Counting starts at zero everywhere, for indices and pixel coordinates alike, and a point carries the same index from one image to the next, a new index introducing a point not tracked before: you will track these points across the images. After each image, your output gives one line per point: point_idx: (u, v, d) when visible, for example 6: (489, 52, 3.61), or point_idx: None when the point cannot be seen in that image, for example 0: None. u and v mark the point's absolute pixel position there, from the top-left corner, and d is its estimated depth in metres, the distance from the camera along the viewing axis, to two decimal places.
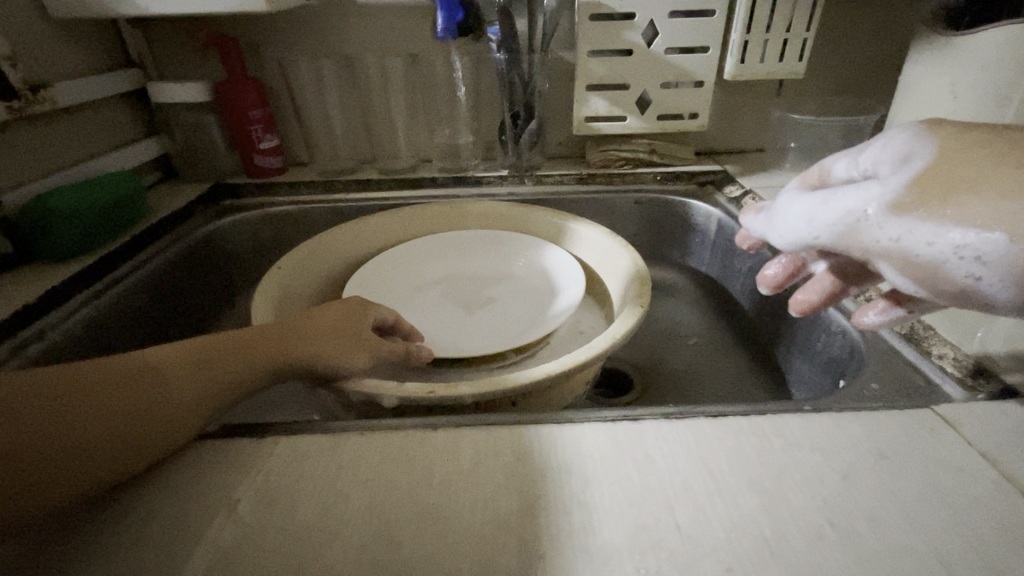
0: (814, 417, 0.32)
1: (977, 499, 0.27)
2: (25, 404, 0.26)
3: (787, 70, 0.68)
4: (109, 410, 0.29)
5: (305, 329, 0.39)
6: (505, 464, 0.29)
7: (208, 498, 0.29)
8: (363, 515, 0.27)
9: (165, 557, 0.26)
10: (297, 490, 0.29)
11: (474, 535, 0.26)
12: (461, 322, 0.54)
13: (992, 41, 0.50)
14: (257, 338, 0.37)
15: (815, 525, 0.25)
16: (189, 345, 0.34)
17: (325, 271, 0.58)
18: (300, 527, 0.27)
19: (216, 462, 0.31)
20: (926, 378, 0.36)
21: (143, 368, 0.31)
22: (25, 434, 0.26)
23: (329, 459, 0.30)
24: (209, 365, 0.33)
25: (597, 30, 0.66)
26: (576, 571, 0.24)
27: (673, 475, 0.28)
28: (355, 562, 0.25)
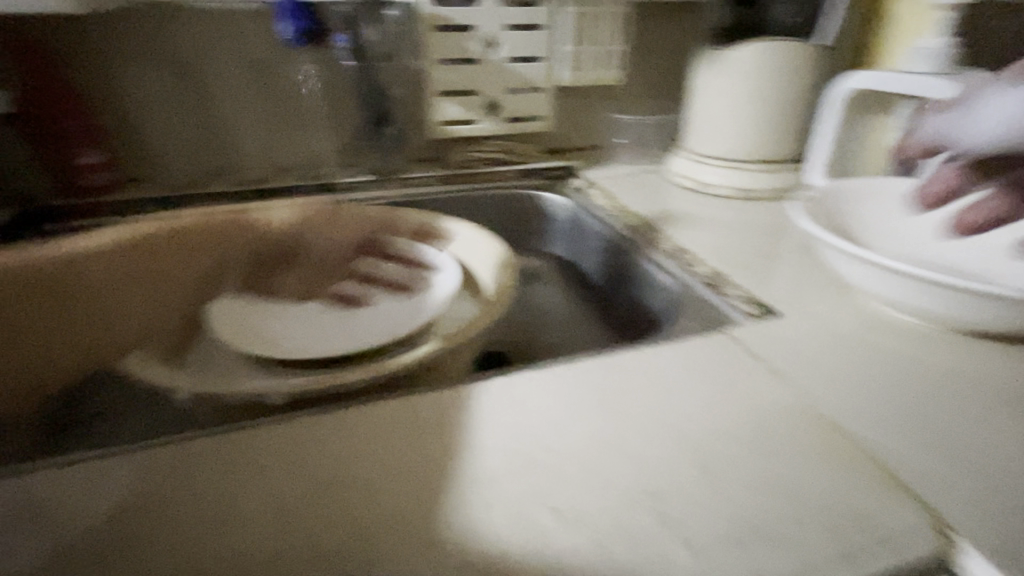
0: (644, 350, 0.40)
1: (755, 388, 0.36)
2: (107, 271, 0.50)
3: (608, 77, 0.79)
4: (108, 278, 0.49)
5: (319, 232, 0.63)
6: (396, 427, 0.33)
7: (85, 513, 0.27)
8: (266, 495, 0.29)
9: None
10: (190, 485, 0.29)
11: (375, 488, 0.29)
12: (339, 322, 0.55)
13: (749, 54, 0.65)
14: (243, 231, 0.60)
15: (647, 426, 0.33)
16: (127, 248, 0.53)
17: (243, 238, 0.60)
18: (200, 517, 0.27)
19: (81, 482, 0.29)
20: (724, 314, 0.46)
21: (122, 259, 0.51)
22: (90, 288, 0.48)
23: (220, 454, 0.31)
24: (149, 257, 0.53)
25: (440, 39, 0.72)
26: (468, 497, 0.28)
27: (539, 410, 0.34)
28: (264, 534, 0.26)
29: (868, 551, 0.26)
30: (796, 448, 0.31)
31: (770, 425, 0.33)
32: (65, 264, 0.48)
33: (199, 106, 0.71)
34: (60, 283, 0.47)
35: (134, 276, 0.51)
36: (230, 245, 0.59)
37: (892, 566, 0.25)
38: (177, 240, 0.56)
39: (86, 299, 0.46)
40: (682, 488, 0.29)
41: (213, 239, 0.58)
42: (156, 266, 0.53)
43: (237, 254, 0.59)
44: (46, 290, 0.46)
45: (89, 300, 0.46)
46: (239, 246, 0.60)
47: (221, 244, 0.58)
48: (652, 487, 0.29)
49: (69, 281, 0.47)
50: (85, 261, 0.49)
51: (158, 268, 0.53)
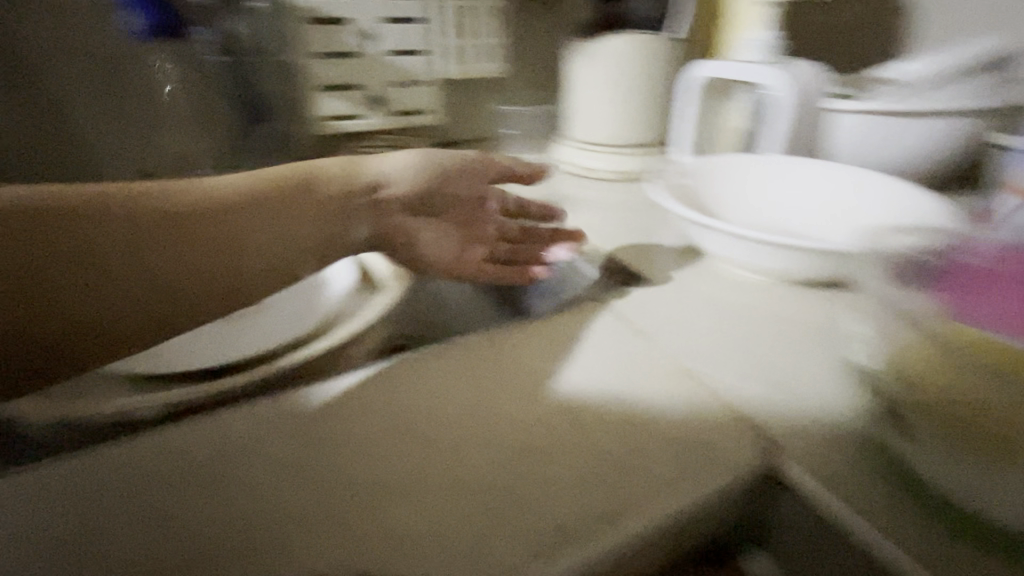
0: (525, 326, 0.42)
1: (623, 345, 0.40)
2: (139, 234, 0.39)
3: (489, 70, 0.81)
4: (137, 254, 0.39)
5: (434, 188, 0.57)
6: (279, 424, 0.33)
7: None
8: (137, 504, 0.28)
9: None
10: (48, 508, 0.27)
11: (257, 483, 0.29)
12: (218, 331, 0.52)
13: (613, 45, 0.70)
14: (315, 195, 0.49)
15: (525, 391, 0.36)
16: (168, 207, 0.41)
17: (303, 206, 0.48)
18: (60, 539, 0.26)
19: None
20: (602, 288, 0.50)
21: (163, 221, 0.40)
22: (123, 267, 0.38)
23: (82, 472, 0.29)
24: (194, 226, 0.41)
25: (314, 33, 0.70)
26: (352, 478, 0.29)
27: (424, 390, 0.36)
28: (136, 544, 0.26)
29: (710, 471, 0.29)
30: (656, 395, 0.35)
31: (633, 377, 0.37)
32: (73, 212, 0.38)
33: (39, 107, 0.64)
34: (59, 237, 0.36)
35: (157, 247, 0.39)
36: (307, 214, 0.48)
37: (725, 481, 0.29)
38: (277, 200, 0.46)
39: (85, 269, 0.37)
40: (552, 444, 0.31)
41: (330, 195, 0.49)
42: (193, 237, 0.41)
43: (307, 218, 0.48)
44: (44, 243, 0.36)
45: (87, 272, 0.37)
46: (335, 203, 0.49)
47: (319, 204, 0.49)
48: (525, 446, 0.31)
49: (67, 233, 0.37)
50: (109, 210, 0.39)
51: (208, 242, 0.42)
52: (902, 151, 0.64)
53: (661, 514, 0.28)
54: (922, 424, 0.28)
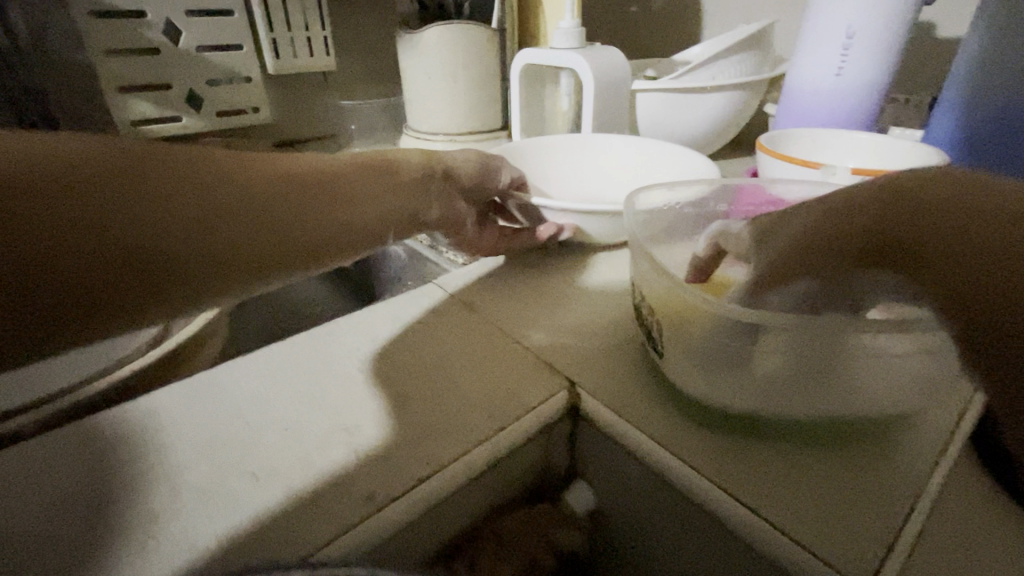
0: (358, 312, 0.42)
1: (452, 318, 0.41)
2: (214, 203, 0.29)
3: (321, 64, 0.77)
4: (206, 222, 0.28)
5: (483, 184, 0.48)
6: (73, 457, 0.31)
7: None
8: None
9: None
10: None
11: (43, 522, 0.27)
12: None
13: (436, 34, 0.71)
14: (391, 176, 0.41)
15: (350, 375, 0.36)
16: (246, 173, 0.31)
17: (383, 190, 0.40)
18: None
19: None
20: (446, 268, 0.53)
21: (246, 190, 0.31)
22: (194, 238, 0.28)
23: None
24: (271, 197, 0.32)
25: (106, 28, 0.62)
26: (155, 495, 0.28)
27: (243, 392, 0.35)
28: None
29: (521, 423, 0.32)
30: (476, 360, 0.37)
31: (455, 347, 0.38)
32: (118, 155, 0.27)
33: None
34: (95, 179, 0.25)
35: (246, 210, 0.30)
36: (384, 196, 0.39)
37: (529, 426, 0.32)
38: (361, 178, 0.38)
39: (132, 225, 0.25)
40: (369, 422, 0.32)
41: (401, 177, 0.41)
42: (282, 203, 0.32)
43: (390, 195, 0.40)
44: (105, 178, 0.25)
45: (133, 229, 0.25)
46: (421, 183, 0.42)
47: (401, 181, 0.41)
48: (342, 430, 0.32)
49: (134, 185, 0.26)
50: (173, 155, 0.29)
51: (297, 211, 0.33)
52: (698, 121, 0.73)
53: (467, 465, 0.30)
54: (679, 348, 0.33)
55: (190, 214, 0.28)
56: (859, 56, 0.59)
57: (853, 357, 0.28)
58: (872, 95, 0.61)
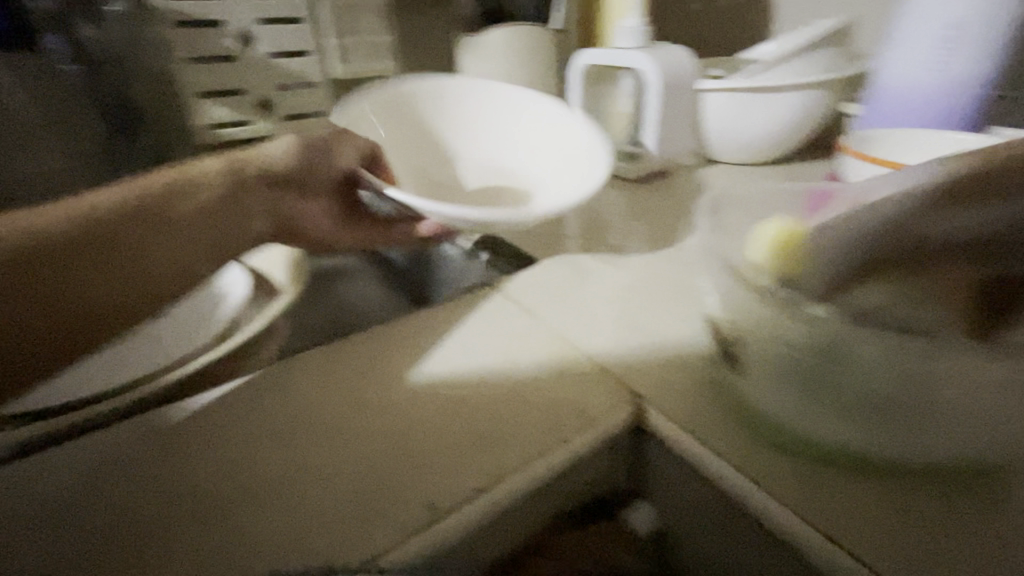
0: (418, 315, 0.43)
1: (509, 323, 0.41)
2: (92, 254, 0.39)
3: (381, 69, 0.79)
4: (104, 271, 0.39)
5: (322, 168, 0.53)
6: (151, 454, 0.32)
7: None
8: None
9: None
10: None
11: (132, 515, 0.28)
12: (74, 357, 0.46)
13: (498, 36, 0.71)
14: (250, 187, 0.49)
15: (409, 378, 0.36)
16: (107, 221, 0.40)
17: (252, 201, 0.49)
18: None
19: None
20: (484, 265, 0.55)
21: (114, 235, 0.40)
22: (90, 290, 0.37)
23: None
24: (139, 235, 0.41)
25: (187, 36, 0.66)
26: (232, 493, 0.29)
27: (307, 392, 0.35)
28: None
29: (584, 434, 0.31)
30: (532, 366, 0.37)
31: (510, 349, 0.38)
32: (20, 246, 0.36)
33: None
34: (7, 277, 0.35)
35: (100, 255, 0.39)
36: (243, 210, 0.48)
37: (594, 438, 0.31)
38: (228, 199, 0.47)
39: (35, 304, 0.35)
40: (431, 424, 0.32)
41: (249, 184, 0.49)
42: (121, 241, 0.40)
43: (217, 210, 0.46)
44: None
45: (39, 308, 0.35)
46: (275, 189, 0.50)
47: (223, 189, 0.47)
48: (403, 432, 0.32)
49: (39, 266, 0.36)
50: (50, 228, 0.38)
51: (142, 243, 0.41)
52: (771, 122, 0.69)
53: (533, 477, 0.29)
54: (756, 362, 0.31)
55: (89, 273, 0.38)
56: (938, 52, 0.55)
57: (966, 380, 0.26)
58: (967, 89, 0.56)
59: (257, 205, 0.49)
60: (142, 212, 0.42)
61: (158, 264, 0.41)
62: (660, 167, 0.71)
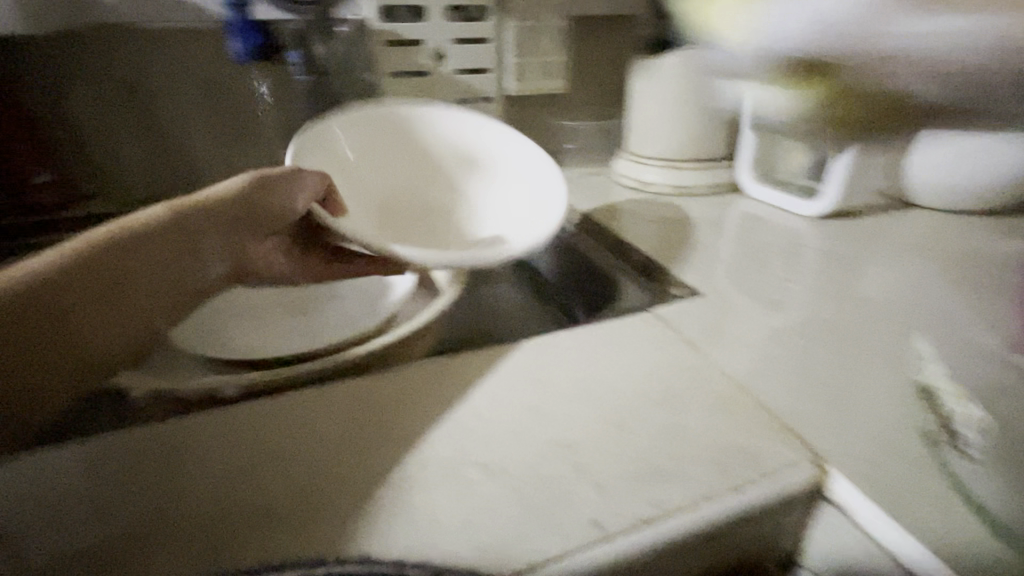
0: (580, 331, 0.43)
1: (674, 355, 0.40)
2: (60, 306, 0.37)
3: (552, 87, 0.82)
4: (89, 322, 0.38)
5: (282, 202, 0.51)
6: (344, 415, 0.36)
7: (69, 500, 0.31)
8: (221, 491, 0.31)
9: (38, 557, 0.28)
10: (168, 472, 0.33)
11: (329, 468, 0.32)
12: (277, 321, 0.55)
13: (675, 61, 0.70)
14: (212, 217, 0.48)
15: (572, 393, 0.37)
16: (66, 270, 0.39)
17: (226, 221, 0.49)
18: (178, 507, 0.30)
19: (41, 482, 0.32)
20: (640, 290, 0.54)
21: (73, 282, 0.38)
22: (61, 347, 0.36)
23: (196, 446, 0.34)
24: (107, 276, 0.40)
25: (392, 54, 0.74)
26: (411, 470, 0.32)
27: (476, 389, 0.38)
28: (230, 515, 0.30)
29: (757, 486, 0.29)
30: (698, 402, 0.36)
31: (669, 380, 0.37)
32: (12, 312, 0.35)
33: (153, 121, 0.71)
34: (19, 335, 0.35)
35: (35, 316, 0.36)
36: (206, 235, 0.47)
37: (768, 492, 0.29)
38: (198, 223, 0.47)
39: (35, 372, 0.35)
40: (595, 445, 0.32)
41: (226, 210, 0.49)
42: (85, 284, 0.39)
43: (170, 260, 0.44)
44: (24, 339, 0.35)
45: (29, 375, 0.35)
46: (243, 212, 0.50)
47: (176, 239, 0.45)
48: (570, 443, 0.33)
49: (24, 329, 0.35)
50: (28, 297, 0.36)
51: (84, 291, 0.38)
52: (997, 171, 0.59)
53: (701, 521, 0.28)
54: None
55: (62, 329, 0.36)
56: None
57: None
58: None
59: (228, 231, 0.49)
60: (106, 256, 0.41)
61: (114, 320, 0.40)
62: (843, 208, 0.65)
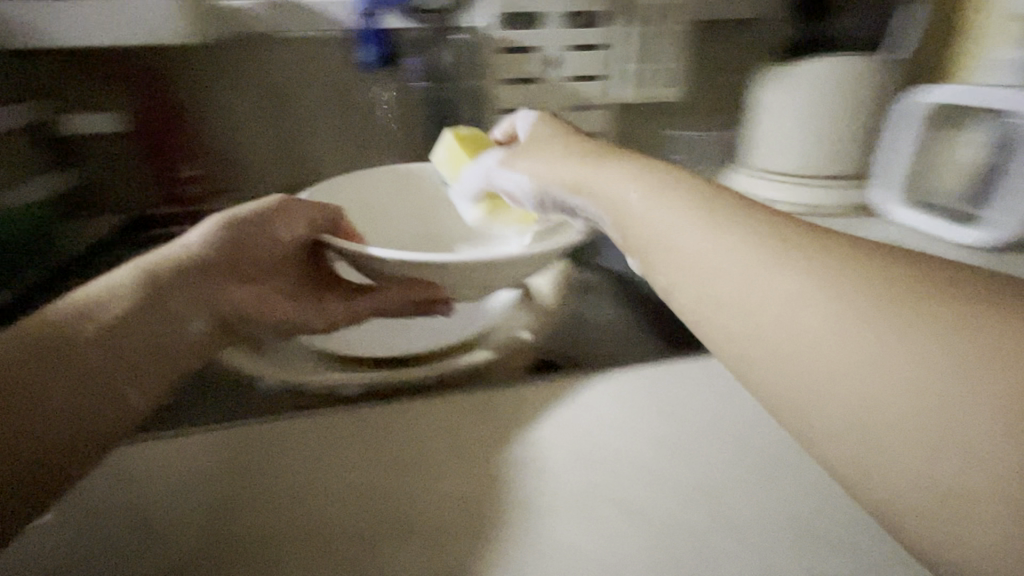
0: (707, 359, 0.40)
1: None
2: None
3: (667, 94, 0.79)
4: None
5: (266, 242, 0.47)
6: (463, 426, 0.36)
7: (209, 485, 0.32)
8: (343, 496, 0.31)
9: (192, 541, 0.29)
10: (299, 465, 0.33)
11: (455, 481, 0.32)
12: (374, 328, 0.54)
13: (822, 70, 0.64)
14: (186, 272, 0.41)
15: (708, 432, 0.35)
16: None
17: (223, 273, 0.44)
18: (312, 506, 0.31)
19: (169, 466, 0.33)
20: None
21: None
22: None
23: (320, 442, 0.35)
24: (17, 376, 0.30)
25: (507, 60, 0.74)
26: (542, 497, 0.31)
27: (600, 414, 0.36)
28: (363, 520, 0.30)
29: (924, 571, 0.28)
30: (872, 490, 0.24)
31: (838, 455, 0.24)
32: None
33: (284, 123, 0.76)
34: None
35: None
36: (187, 293, 0.40)
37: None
38: (176, 279, 0.40)
39: None
40: (738, 498, 0.31)
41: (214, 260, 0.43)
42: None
43: (139, 317, 0.36)
44: None
45: None
46: (242, 262, 0.46)
47: (147, 293, 0.38)
48: (715, 487, 0.31)
49: None
50: None
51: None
52: None
53: None
54: None
55: None
56: None
57: None
58: None
59: (230, 289, 0.44)
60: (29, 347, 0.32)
61: (62, 405, 0.31)
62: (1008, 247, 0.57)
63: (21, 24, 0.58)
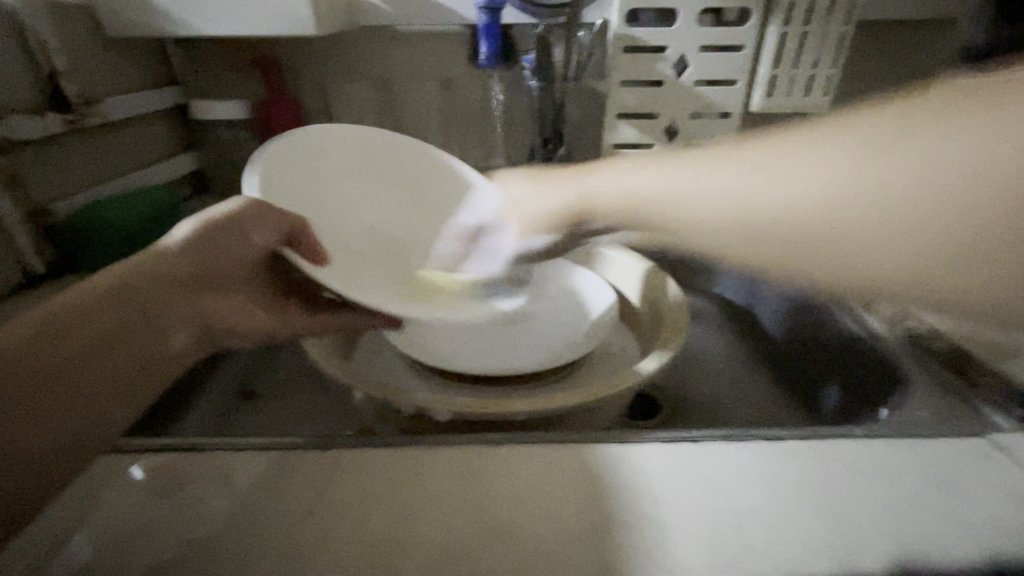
0: (869, 442, 0.34)
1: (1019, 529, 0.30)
2: None
3: (810, 104, 0.69)
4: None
5: (233, 251, 0.40)
6: (569, 482, 0.32)
7: (302, 505, 0.31)
8: (430, 550, 0.29)
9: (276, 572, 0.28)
10: (394, 498, 0.31)
11: (560, 549, 0.29)
12: (411, 348, 0.45)
13: None
14: (162, 292, 0.36)
15: (886, 548, 0.28)
16: None
17: (198, 287, 0.39)
18: (404, 553, 0.29)
19: (251, 478, 0.33)
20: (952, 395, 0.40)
21: None
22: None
23: (420, 473, 0.33)
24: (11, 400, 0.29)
25: (630, 61, 0.67)
26: None
27: (740, 496, 0.31)
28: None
29: None
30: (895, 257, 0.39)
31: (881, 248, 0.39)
32: None
33: (393, 116, 0.75)
34: None
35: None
36: (159, 314, 0.36)
37: None
38: (148, 299, 0.36)
39: None
40: None
41: (185, 273, 0.38)
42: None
43: (118, 337, 0.34)
44: None
45: None
46: (214, 271, 0.39)
47: (121, 311, 0.34)
48: None
49: None
50: None
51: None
52: None
53: None
54: None
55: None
56: None
57: None
58: None
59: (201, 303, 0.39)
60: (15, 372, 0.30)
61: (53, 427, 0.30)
62: None
63: (164, 12, 0.61)
